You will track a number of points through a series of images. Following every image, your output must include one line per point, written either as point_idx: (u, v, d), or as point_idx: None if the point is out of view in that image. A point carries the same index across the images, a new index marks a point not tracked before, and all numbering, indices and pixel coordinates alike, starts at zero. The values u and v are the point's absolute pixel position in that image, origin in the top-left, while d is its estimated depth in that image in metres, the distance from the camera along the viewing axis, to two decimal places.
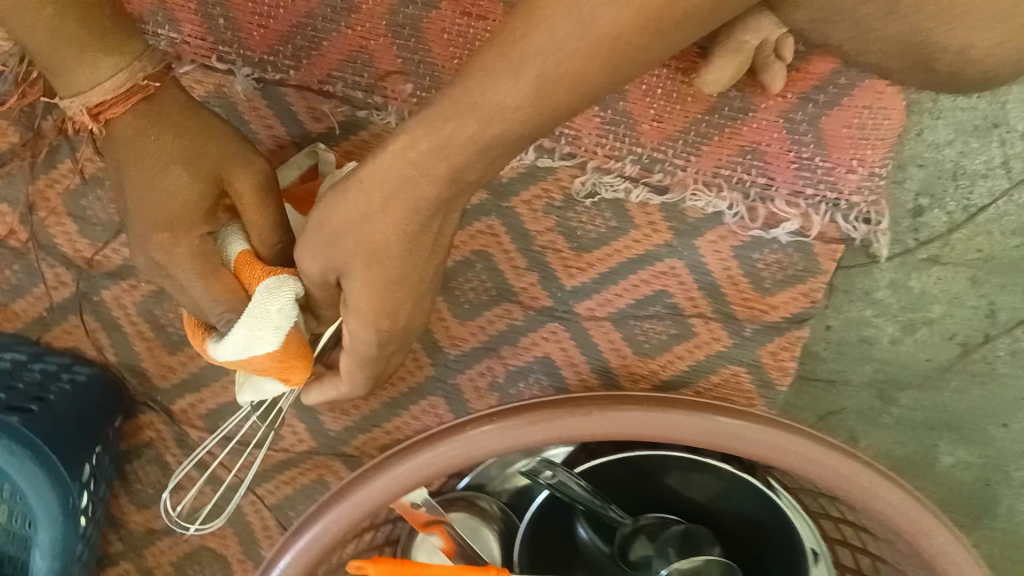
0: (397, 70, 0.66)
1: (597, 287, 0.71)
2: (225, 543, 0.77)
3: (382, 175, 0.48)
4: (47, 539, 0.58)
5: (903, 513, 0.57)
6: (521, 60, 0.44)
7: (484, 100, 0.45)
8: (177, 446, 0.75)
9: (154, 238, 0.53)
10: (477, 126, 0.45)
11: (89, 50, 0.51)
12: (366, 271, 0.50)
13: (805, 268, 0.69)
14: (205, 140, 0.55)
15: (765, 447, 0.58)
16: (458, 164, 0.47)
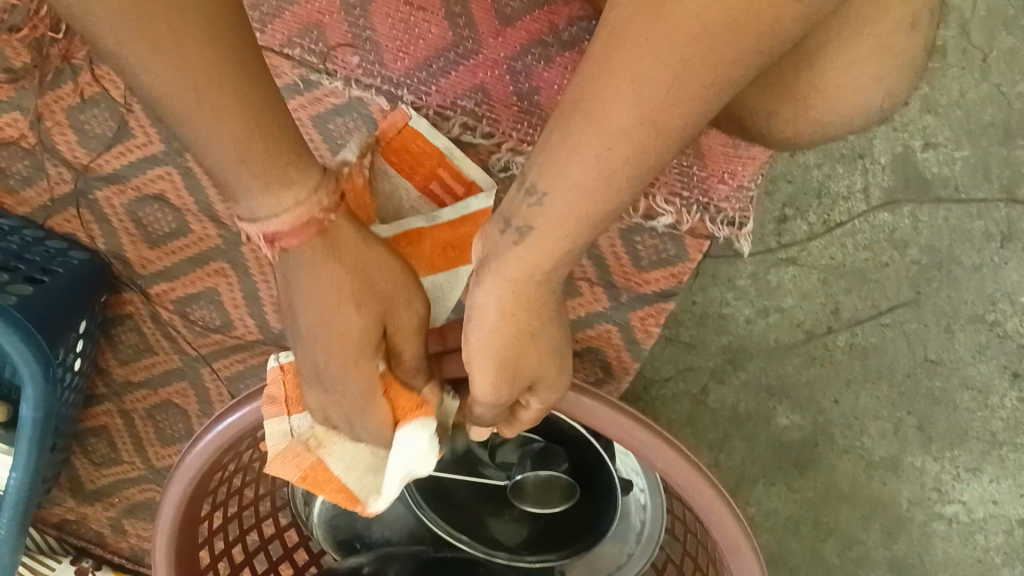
0: (346, 44, 0.76)
1: None
2: (187, 401, 0.94)
3: (512, 267, 0.51)
4: (35, 394, 0.76)
5: (682, 472, 0.71)
6: (614, 139, 0.45)
7: (583, 179, 0.47)
8: (152, 321, 0.92)
9: (332, 363, 0.57)
10: (590, 196, 0.47)
11: (269, 173, 0.51)
12: (519, 334, 0.53)
13: (676, 255, 0.82)
14: (370, 269, 0.57)
15: (599, 416, 0.73)
16: (579, 234, 0.49)
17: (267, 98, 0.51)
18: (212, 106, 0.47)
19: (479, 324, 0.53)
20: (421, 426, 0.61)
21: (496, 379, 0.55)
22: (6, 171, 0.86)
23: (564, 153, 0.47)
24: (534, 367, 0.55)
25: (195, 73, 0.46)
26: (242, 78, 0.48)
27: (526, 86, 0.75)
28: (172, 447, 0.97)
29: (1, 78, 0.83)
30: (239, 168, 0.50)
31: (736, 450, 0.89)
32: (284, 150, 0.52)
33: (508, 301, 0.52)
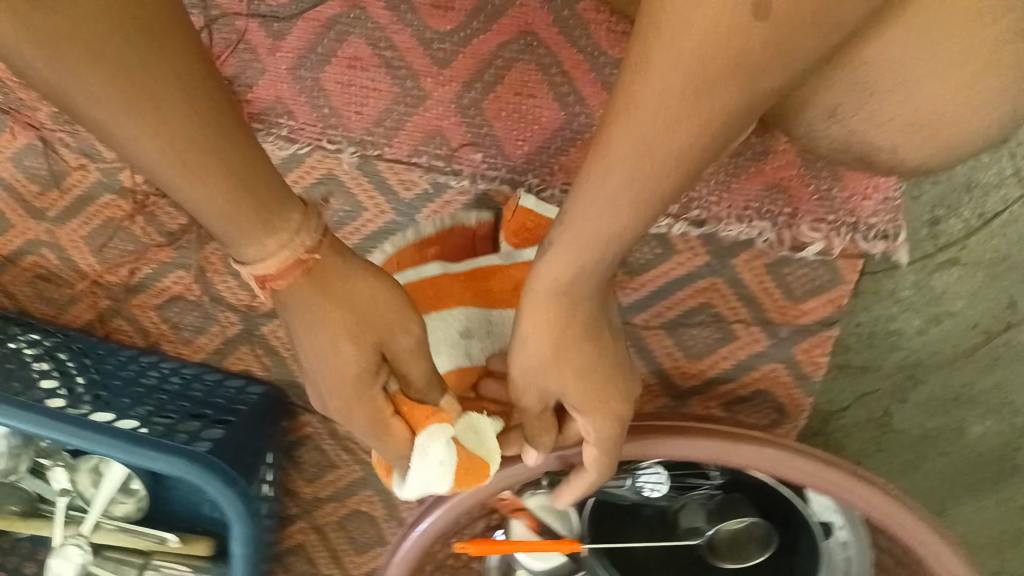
0: (467, 142, 0.79)
1: (650, 303, 0.83)
2: (374, 507, 0.98)
3: (541, 297, 0.56)
4: (241, 532, 0.78)
5: (888, 508, 0.71)
6: (619, 163, 0.49)
7: (596, 210, 0.52)
8: (329, 437, 0.96)
9: (336, 399, 0.59)
10: (600, 224, 0.52)
11: (256, 224, 0.51)
12: (555, 365, 0.58)
13: (830, 279, 0.79)
14: (372, 306, 0.57)
15: (785, 468, 0.73)
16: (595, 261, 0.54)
17: (244, 142, 0.50)
18: (193, 161, 0.47)
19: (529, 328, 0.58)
20: (434, 436, 0.60)
21: (524, 383, 0.60)
22: (179, 324, 0.93)
23: (584, 185, 0.52)
24: (577, 395, 0.59)
25: (170, 135, 0.45)
26: (216, 131, 0.47)
27: None
28: (366, 553, 1.01)
29: (161, 241, 0.89)
30: (231, 223, 0.50)
31: (931, 467, 0.88)
32: (272, 193, 0.51)
33: (540, 302, 0.56)
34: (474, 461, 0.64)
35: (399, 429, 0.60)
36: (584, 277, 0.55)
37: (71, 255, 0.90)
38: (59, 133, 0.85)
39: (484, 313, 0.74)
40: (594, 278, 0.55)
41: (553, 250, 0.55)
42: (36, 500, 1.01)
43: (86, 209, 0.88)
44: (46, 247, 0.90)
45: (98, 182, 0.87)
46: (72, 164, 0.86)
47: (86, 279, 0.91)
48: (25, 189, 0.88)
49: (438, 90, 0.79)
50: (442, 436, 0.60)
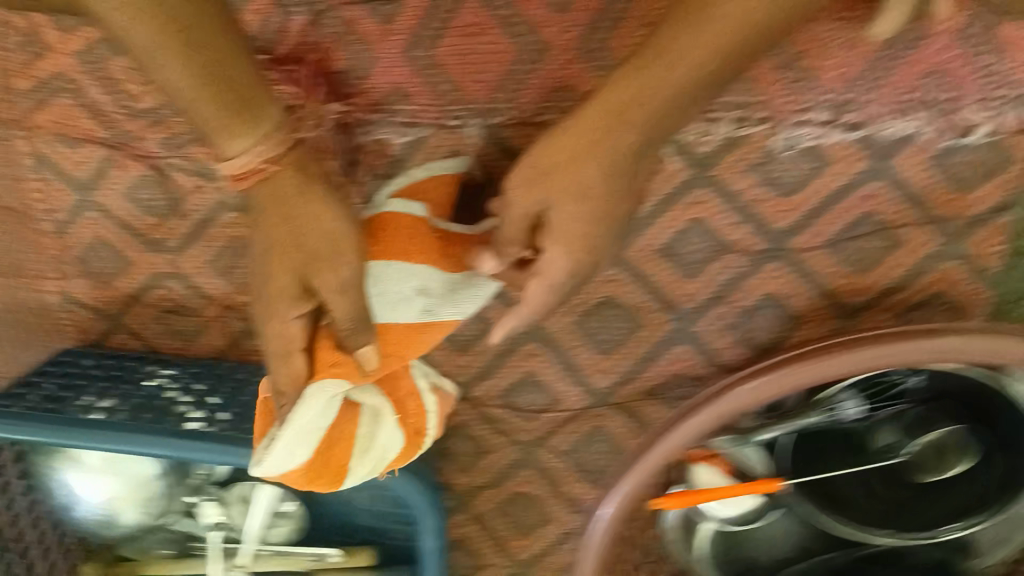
0: (595, 87, 0.75)
1: (809, 221, 0.79)
2: (535, 488, 0.92)
3: (556, 149, 0.64)
4: (434, 522, 0.74)
5: None
6: (691, 38, 0.62)
7: (676, 65, 0.62)
8: (482, 422, 0.90)
9: (263, 303, 0.66)
10: (641, 82, 0.63)
11: (231, 123, 0.62)
12: (543, 198, 0.64)
13: (999, 162, 0.76)
14: (313, 226, 0.64)
15: (977, 350, 0.70)
16: (622, 111, 0.63)
17: (240, 61, 0.63)
18: (188, 50, 0.60)
19: (525, 180, 0.64)
20: (324, 387, 0.65)
21: (518, 223, 0.65)
22: None
23: (668, 41, 0.62)
24: (554, 246, 0.64)
25: (182, 55, 0.60)
26: (206, 35, 0.61)
27: (789, 56, 0.74)
28: (531, 536, 0.94)
29: None
30: (224, 127, 0.62)
31: None
32: (248, 91, 0.63)
33: (528, 179, 0.64)
34: (332, 444, 0.69)
35: (304, 374, 0.65)
36: (601, 179, 0.63)
37: (197, 282, 0.88)
38: (172, 158, 0.82)
39: (449, 276, 0.70)
40: (608, 178, 0.63)
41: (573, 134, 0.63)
42: (183, 538, 0.97)
43: (207, 232, 0.85)
44: (171, 279, 0.88)
45: (217, 202, 0.84)
46: (188, 186, 0.84)
47: (216, 305, 0.89)
48: (142, 223, 0.86)
49: (561, 38, 0.75)
50: (330, 389, 0.65)
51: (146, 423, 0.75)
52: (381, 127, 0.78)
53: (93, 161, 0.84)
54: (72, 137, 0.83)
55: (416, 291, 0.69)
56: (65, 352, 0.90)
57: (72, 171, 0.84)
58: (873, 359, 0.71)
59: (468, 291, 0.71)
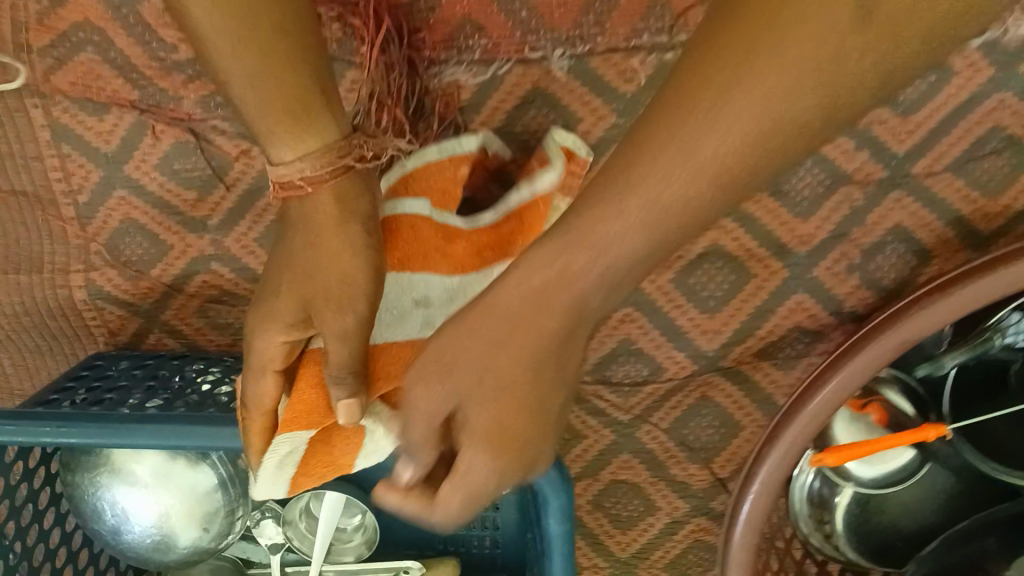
0: (693, 3, 0.65)
1: (931, 144, 0.69)
2: (635, 472, 0.85)
3: (501, 304, 0.46)
4: (561, 505, 0.64)
5: None
6: (709, 117, 0.39)
7: (675, 176, 0.41)
8: (572, 401, 0.83)
9: (262, 313, 0.65)
10: (676, 204, 0.41)
11: (290, 125, 0.60)
12: (485, 415, 0.47)
13: None
14: (336, 265, 0.63)
15: None
16: (554, 292, 0.45)
17: (310, 68, 0.61)
18: (247, 61, 0.57)
19: (433, 358, 0.47)
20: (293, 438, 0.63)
21: (440, 440, 0.50)
22: None
23: (658, 147, 0.41)
24: (522, 422, 0.48)
25: (258, 64, 0.58)
26: (285, 60, 0.59)
27: None
28: (633, 530, 0.87)
29: None
30: (274, 121, 0.60)
31: None
32: (307, 100, 0.60)
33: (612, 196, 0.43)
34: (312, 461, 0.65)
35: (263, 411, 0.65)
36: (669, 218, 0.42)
37: (245, 263, 0.78)
38: (212, 120, 0.73)
39: (444, 279, 0.70)
40: (540, 374, 0.47)
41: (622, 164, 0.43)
42: (244, 567, 0.89)
43: (256, 204, 0.76)
44: (216, 262, 0.78)
45: (265, 168, 0.75)
46: (232, 152, 0.74)
47: None
48: (180, 199, 0.76)
49: None
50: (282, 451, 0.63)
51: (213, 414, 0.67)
52: (453, 64, 0.70)
53: (123, 131, 0.74)
54: (97, 101, 0.73)
55: (414, 305, 0.68)
56: (102, 356, 0.81)
57: (99, 144, 0.75)
58: (947, 311, 0.64)
59: (462, 304, 0.69)
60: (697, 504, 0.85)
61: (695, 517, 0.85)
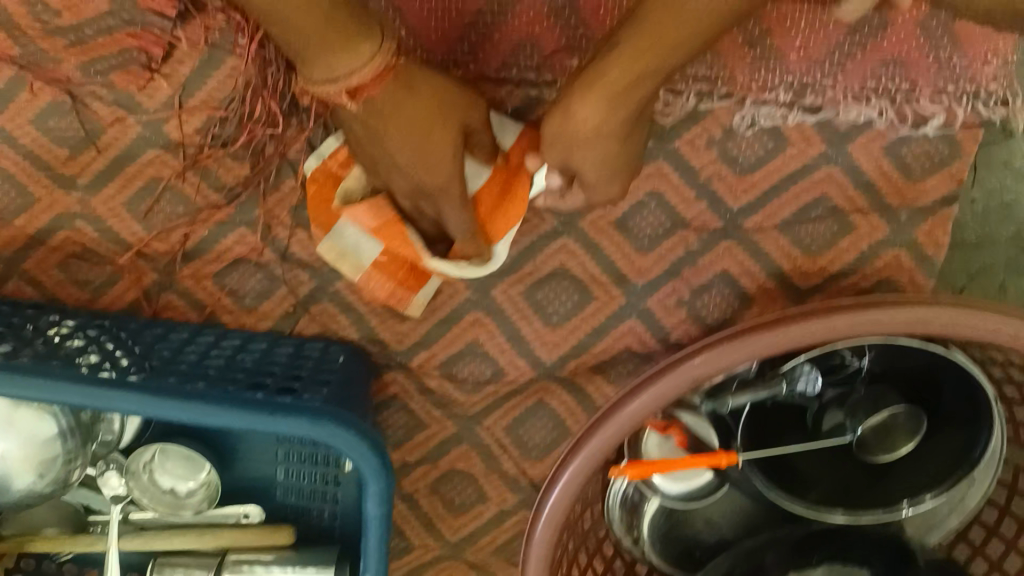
0: (562, 48, 0.74)
1: (761, 203, 0.80)
2: (471, 463, 0.91)
3: (623, 70, 0.63)
4: (378, 489, 0.71)
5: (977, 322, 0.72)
6: (656, 40, 0.62)
7: (660, 53, 0.62)
8: (420, 393, 0.88)
9: (392, 132, 0.66)
10: (667, 57, 0.63)
11: (338, 44, 0.60)
12: (589, 138, 0.67)
13: (949, 155, 0.77)
14: (432, 99, 0.67)
15: (756, 342, 0.74)
16: (631, 99, 0.65)
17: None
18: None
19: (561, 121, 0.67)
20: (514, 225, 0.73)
21: (592, 175, 0.71)
22: (239, 290, 0.83)
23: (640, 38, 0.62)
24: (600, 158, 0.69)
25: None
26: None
27: (755, 33, 0.74)
28: (468, 513, 0.93)
29: (218, 200, 0.79)
30: (317, 50, 0.61)
31: None
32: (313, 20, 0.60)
33: (545, 147, 0.69)
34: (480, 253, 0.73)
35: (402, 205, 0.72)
36: (621, 110, 0.65)
37: (110, 225, 0.80)
38: (90, 86, 0.74)
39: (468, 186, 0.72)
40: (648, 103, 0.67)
41: (624, 42, 0.63)
42: (85, 515, 0.94)
43: (124, 170, 0.78)
44: (81, 221, 0.80)
45: (139, 138, 0.76)
46: (107, 118, 0.75)
47: (129, 251, 0.81)
48: (50, 156, 0.77)
49: None
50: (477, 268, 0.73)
51: (62, 376, 0.69)
52: None
53: None
54: None
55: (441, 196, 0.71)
56: None
57: None
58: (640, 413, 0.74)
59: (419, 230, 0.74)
60: (524, 497, 0.92)
61: (521, 509, 0.92)
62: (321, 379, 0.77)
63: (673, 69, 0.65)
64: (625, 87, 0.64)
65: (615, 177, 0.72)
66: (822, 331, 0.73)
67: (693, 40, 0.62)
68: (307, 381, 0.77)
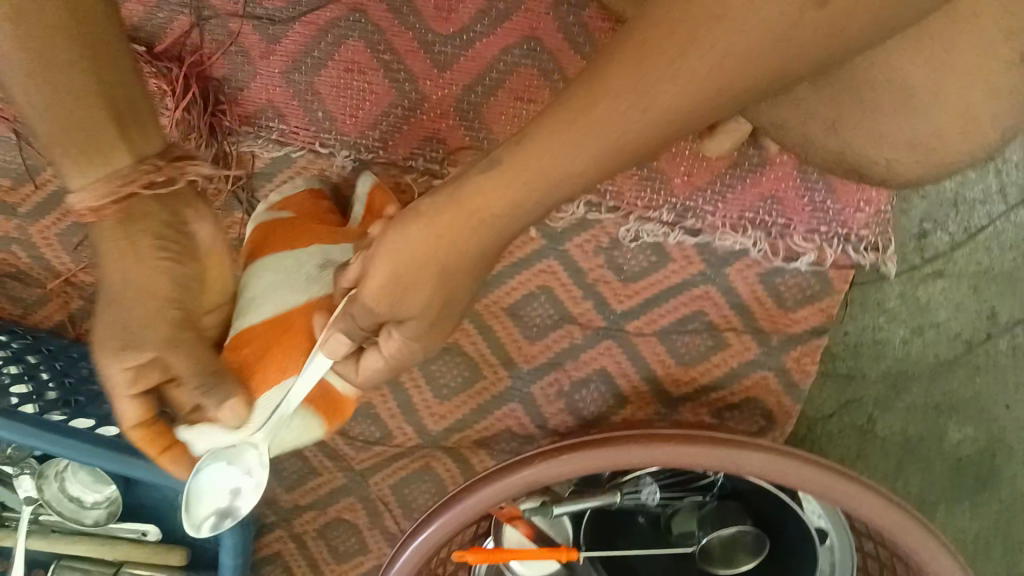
0: (464, 146, 0.78)
1: (643, 310, 0.84)
2: (355, 515, 0.95)
3: (467, 204, 0.53)
4: (235, 539, 0.78)
5: (841, 490, 0.71)
6: (510, 177, 0.51)
7: (503, 197, 0.52)
8: (313, 444, 0.94)
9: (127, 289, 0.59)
10: (502, 205, 0.52)
11: (97, 150, 0.54)
12: (418, 291, 0.57)
13: (821, 289, 0.81)
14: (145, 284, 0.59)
15: (629, 458, 0.73)
16: (461, 239, 0.54)
17: (121, 121, 0.55)
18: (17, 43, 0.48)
19: (390, 257, 0.56)
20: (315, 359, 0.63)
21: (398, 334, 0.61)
22: None
23: (497, 174, 0.52)
24: (422, 303, 0.58)
25: (67, 111, 0.52)
26: (76, 78, 0.51)
27: (644, 156, 0.79)
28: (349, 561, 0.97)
29: None
30: (70, 141, 0.53)
31: (912, 476, 0.87)
32: (102, 130, 0.54)
33: (376, 294, 0.57)
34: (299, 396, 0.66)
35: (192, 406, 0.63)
36: (460, 251, 0.55)
37: (42, 253, 0.87)
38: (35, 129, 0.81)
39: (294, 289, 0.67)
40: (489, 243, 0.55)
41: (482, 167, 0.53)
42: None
43: (60, 205, 0.85)
44: (16, 246, 0.87)
45: None
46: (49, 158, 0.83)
47: (58, 278, 0.88)
48: None
49: (438, 90, 0.78)
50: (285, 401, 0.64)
51: None
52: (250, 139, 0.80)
53: None
54: None
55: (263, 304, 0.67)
56: None
57: None
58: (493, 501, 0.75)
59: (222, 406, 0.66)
60: None
61: None
62: None
63: (504, 219, 0.53)
64: (465, 212, 0.53)
65: (421, 325, 0.60)
66: (696, 461, 0.73)
67: (535, 189, 0.51)
68: None
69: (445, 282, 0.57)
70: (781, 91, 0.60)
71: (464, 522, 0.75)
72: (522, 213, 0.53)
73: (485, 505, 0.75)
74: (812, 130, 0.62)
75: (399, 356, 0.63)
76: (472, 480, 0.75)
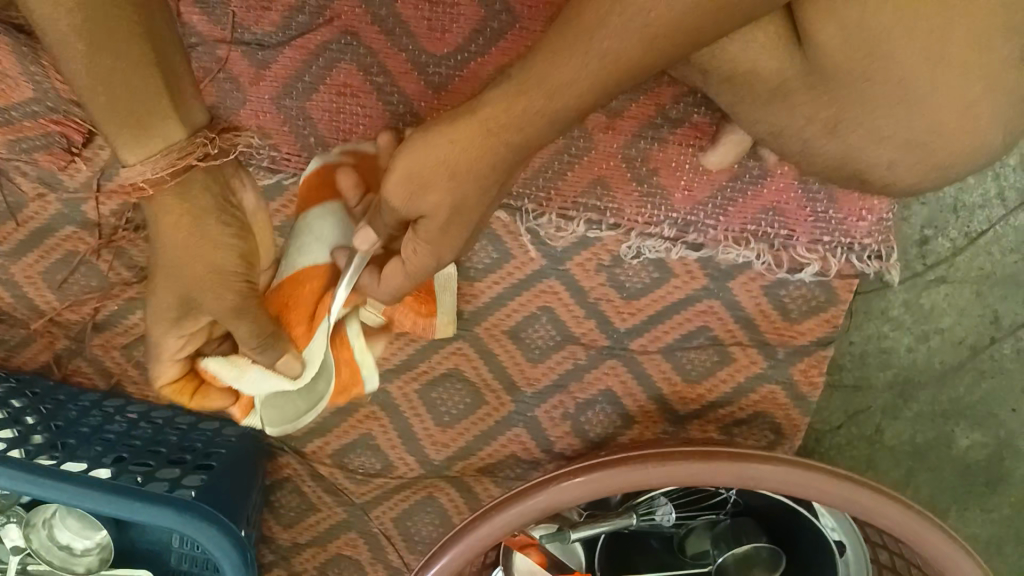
0: None
1: (646, 327, 0.83)
2: (357, 550, 0.92)
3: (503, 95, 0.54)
4: None
5: (861, 500, 0.70)
6: (554, 64, 0.52)
7: (546, 85, 0.52)
8: (312, 479, 0.91)
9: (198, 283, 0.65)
10: (545, 92, 0.53)
11: (143, 126, 0.59)
12: (442, 183, 0.56)
13: (826, 300, 0.81)
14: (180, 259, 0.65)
15: (643, 478, 0.71)
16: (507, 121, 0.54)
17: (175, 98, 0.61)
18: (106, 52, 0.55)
19: (418, 153, 0.56)
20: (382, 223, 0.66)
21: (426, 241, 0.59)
22: (145, 364, 0.87)
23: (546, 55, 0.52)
24: (446, 201, 0.57)
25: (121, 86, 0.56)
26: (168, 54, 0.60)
27: (645, 172, 0.78)
28: None
29: (128, 277, 0.83)
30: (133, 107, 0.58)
31: (922, 483, 0.87)
32: (150, 102, 0.58)
33: (392, 188, 0.57)
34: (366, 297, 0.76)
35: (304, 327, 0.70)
36: (497, 140, 0.55)
37: (26, 292, 0.84)
38: (16, 162, 0.79)
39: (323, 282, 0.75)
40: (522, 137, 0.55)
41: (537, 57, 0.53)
42: None
43: (43, 242, 0.82)
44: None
45: (58, 214, 0.81)
46: (30, 193, 0.80)
47: (42, 317, 0.85)
48: None
49: (433, 112, 0.76)
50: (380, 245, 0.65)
51: None
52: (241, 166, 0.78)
53: None
54: None
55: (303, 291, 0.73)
56: None
57: None
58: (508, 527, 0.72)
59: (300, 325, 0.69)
60: None
61: None
62: (204, 464, 0.80)
63: (559, 101, 0.53)
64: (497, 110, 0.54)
65: (441, 227, 0.58)
66: (712, 478, 0.71)
67: (578, 85, 0.52)
68: (192, 464, 0.80)
69: (479, 178, 0.56)
70: (777, 96, 0.58)
71: (478, 551, 0.73)
72: (564, 101, 0.53)
73: (500, 533, 0.72)
74: (809, 133, 0.59)
75: (426, 267, 0.61)
76: (485, 507, 0.73)
